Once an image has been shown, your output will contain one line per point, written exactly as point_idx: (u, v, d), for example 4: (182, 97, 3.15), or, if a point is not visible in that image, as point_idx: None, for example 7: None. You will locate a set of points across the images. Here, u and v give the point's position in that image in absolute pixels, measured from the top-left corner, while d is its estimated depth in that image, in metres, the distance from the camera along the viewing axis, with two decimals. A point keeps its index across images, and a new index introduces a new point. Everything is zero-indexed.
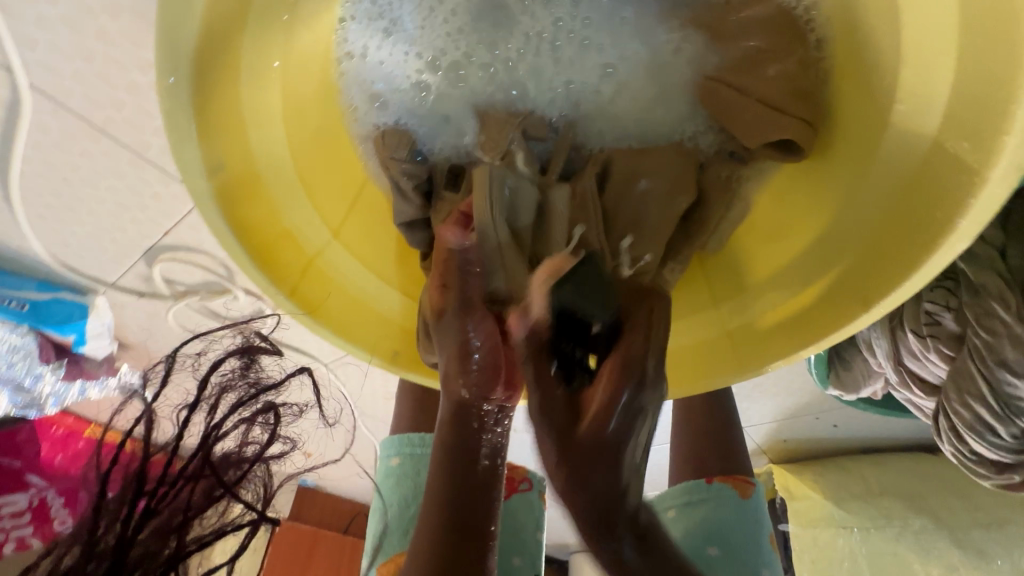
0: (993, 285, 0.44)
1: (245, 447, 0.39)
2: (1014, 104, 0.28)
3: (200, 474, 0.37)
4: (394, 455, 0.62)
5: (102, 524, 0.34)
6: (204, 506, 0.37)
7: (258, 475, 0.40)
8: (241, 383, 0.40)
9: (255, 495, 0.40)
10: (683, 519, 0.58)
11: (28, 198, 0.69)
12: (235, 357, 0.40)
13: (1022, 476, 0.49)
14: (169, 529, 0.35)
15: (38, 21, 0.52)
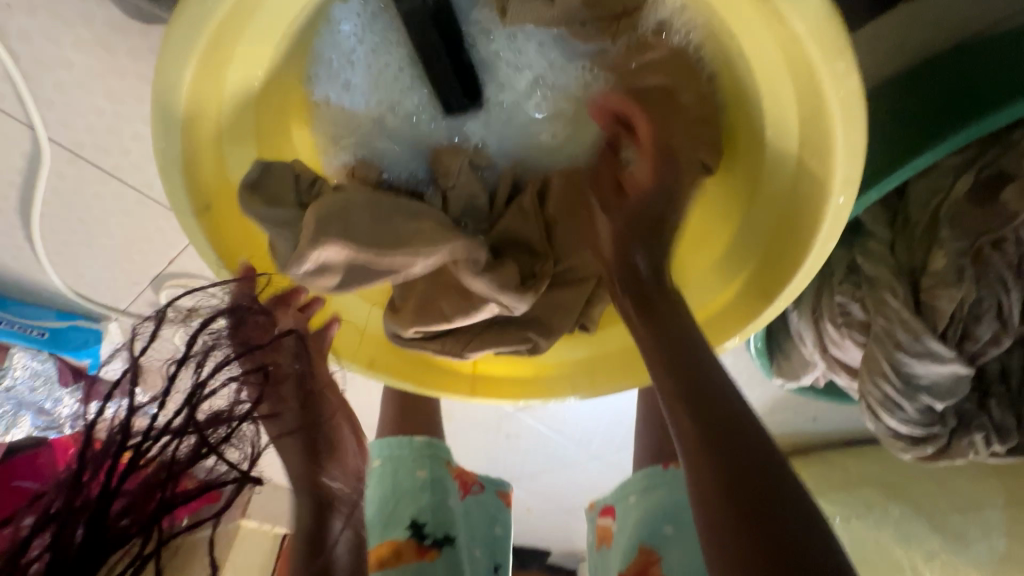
0: (884, 277, 0.49)
1: (235, 406, 0.39)
2: (832, 129, 0.34)
3: (189, 429, 0.36)
4: (378, 458, 0.63)
5: (84, 476, 0.33)
6: (190, 461, 0.35)
7: (244, 433, 0.40)
8: (229, 341, 0.41)
9: (241, 453, 0.40)
10: (641, 503, 0.64)
11: (48, 237, 0.77)
12: (225, 315, 0.41)
13: (933, 447, 0.54)
14: (155, 483, 0.34)
15: (56, 86, 0.59)
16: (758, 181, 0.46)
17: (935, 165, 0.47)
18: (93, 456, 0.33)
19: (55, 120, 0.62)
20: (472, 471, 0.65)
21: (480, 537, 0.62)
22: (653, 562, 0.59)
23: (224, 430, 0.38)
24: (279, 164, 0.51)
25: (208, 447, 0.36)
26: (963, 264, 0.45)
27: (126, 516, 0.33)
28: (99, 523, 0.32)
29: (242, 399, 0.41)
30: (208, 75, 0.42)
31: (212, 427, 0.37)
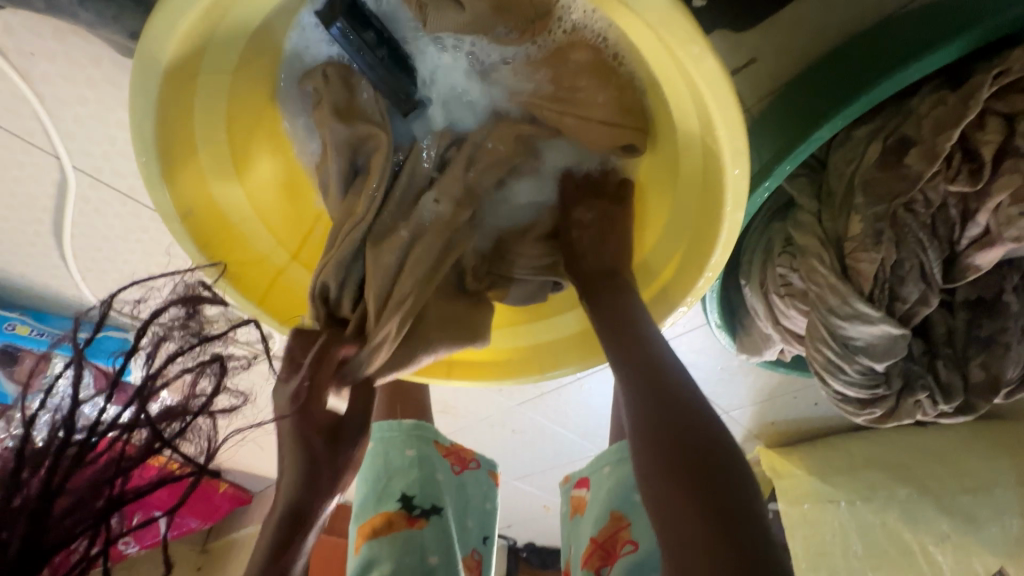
0: (813, 246, 0.52)
1: (187, 399, 0.46)
2: (710, 108, 0.38)
3: (142, 426, 0.42)
4: (370, 438, 0.66)
5: (25, 470, 0.40)
6: (141, 455, 0.42)
7: (200, 426, 0.47)
8: (181, 332, 0.48)
9: (197, 445, 0.48)
10: (614, 474, 0.68)
11: (80, 255, 0.88)
12: (179, 308, 0.47)
13: (881, 409, 0.56)
14: (104, 480, 0.41)
15: (75, 119, 0.68)
16: (681, 162, 0.50)
17: (851, 136, 0.50)
18: (31, 456, 0.40)
19: (77, 150, 0.72)
20: (458, 454, 0.69)
21: (472, 509, 0.66)
22: (623, 527, 0.64)
23: (176, 424, 0.44)
24: (256, 179, 0.57)
25: (161, 442, 0.43)
26: (879, 228, 0.47)
27: (71, 517, 0.39)
28: (40, 523, 0.38)
29: (196, 391, 0.47)
30: (175, 107, 0.47)
31: (163, 421, 0.44)
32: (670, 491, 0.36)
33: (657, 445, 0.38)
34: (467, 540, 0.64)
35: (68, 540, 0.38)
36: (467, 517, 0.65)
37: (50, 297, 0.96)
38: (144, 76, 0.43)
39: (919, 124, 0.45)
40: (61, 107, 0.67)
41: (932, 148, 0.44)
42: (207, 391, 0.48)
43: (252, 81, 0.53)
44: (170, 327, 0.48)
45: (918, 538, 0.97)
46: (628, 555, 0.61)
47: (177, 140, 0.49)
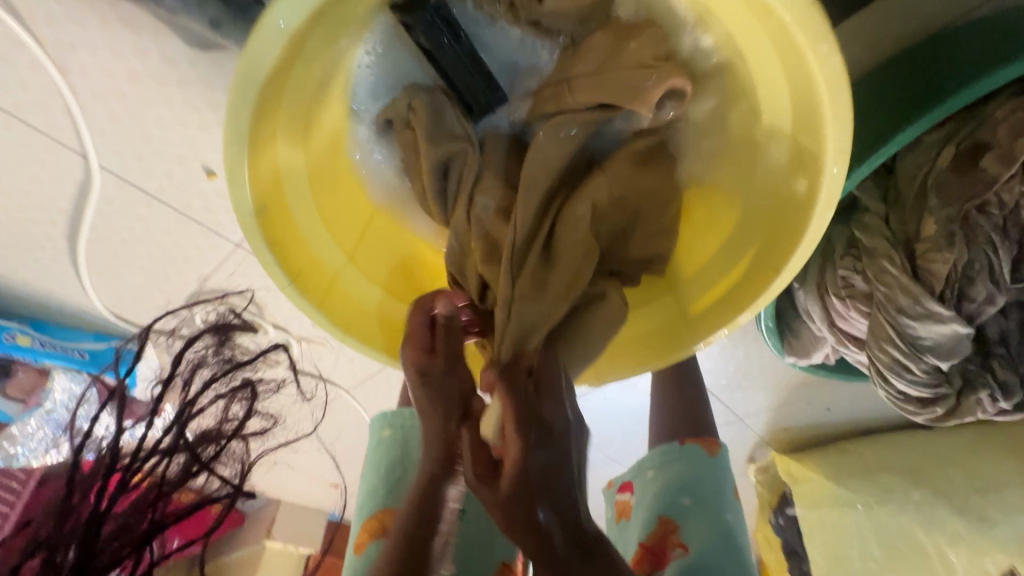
0: (882, 247, 0.54)
1: (223, 424, 0.54)
2: (821, 105, 0.40)
3: (179, 450, 0.50)
4: (385, 427, 0.66)
5: (75, 495, 0.47)
6: (181, 478, 0.49)
7: (235, 451, 0.56)
8: (215, 359, 0.57)
9: (233, 470, 0.57)
10: (660, 476, 0.68)
11: (91, 261, 0.83)
12: (213, 339, 0.56)
13: (942, 407, 0.58)
14: (147, 503, 0.48)
15: (110, 115, 0.65)
16: (757, 164, 0.50)
17: (920, 141, 0.52)
18: (85, 481, 0.47)
19: (108, 149, 0.68)
20: None
21: None
22: (672, 531, 0.64)
23: (211, 446, 0.52)
24: (322, 178, 0.55)
25: (196, 465, 0.50)
26: (952, 229, 0.49)
27: (115, 541, 0.46)
28: (90, 546, 0.44)
29: (229, 416, 0.55)
30: (269, 102, 0.45)
31: (201, 444, 0.51)
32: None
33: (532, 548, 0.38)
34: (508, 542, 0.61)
35: (115, 562, 0.45)
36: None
37: (53, 306, 0.90)
38: (248, 70, 0.42)
39: (995, 128, 0.47)
40: (97, 101, 0.63)
41: (1009, 152, 0.46)
42: (239, 415, 0.56)
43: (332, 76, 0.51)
44: (206, 355, 0.56)
45: (933, 538, 0.97)
46: (679, 558, 0.61)
47: (261, 129, 0.47)
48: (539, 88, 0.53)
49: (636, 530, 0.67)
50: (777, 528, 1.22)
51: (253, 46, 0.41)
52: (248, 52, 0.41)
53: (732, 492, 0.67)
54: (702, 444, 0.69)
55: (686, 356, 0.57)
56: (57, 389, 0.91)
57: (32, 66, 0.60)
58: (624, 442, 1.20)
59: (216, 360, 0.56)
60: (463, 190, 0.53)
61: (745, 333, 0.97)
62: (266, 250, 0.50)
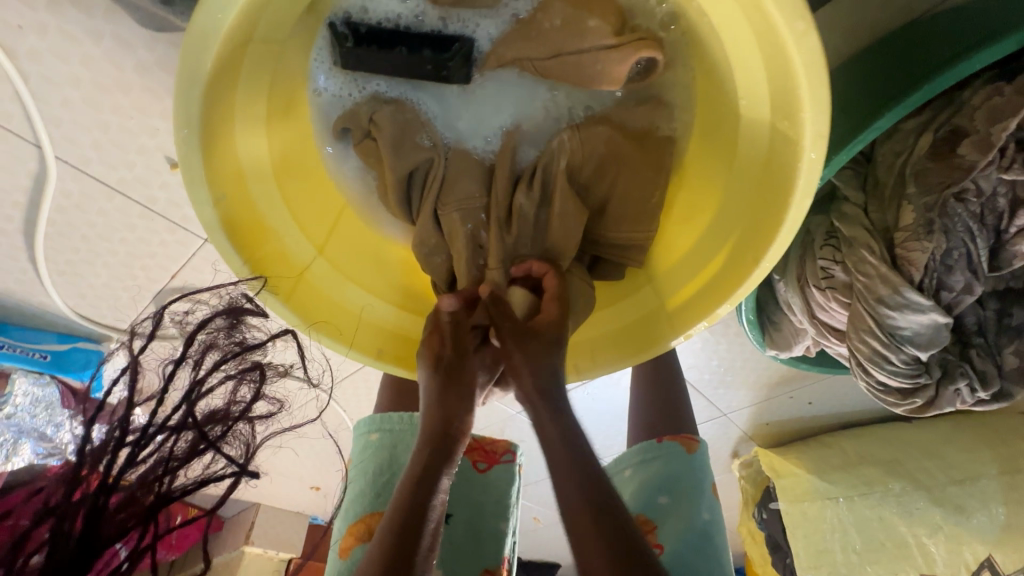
0: (861, 237, 0.53)
1: (232, 405, 0.47)
2: (796, 87, 0.39)
3: (187, 429, 0.43)
4: (372, 432, 0.62)
5: (83, 466, 0.41)
6: (187, 456, 0.43)
7: (242, 432, 0.48)
8: (226, 340, 0.47)
9: (239, 449, 0.49)
10: (639, 475, 0.66)
11: (51, 258, 0.79)
12: (221, 317, 0.47)
13: (922, 399, 0.57)
14: (153, 478, 0.42)
15: (63, 102, 0.62)
16: (736, 150, 0.49)
17: (899, 128, 0.52)
18: (90, 453, 0.41)
19: (63, 139, 0.65)
20: (485, 448, 0.62)
21: (497, 509, 0.59)
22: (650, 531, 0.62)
23: (220, 426, 0.46)
24: (287, 167, 0.53)
25: (204, 443, 0.44)
26: (930, 217, 0.49)
27: (122, 512, 0.41)
28: (96, 521, 0.39)
29: (238, 398, 0.48)
30: (223, 92, 0.43)
31: (209, 425, 0.45)
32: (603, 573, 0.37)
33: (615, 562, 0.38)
34: (494, 547, 0.57)
35: (121, 534, 0.40)
36: (493, 520, 0.58)
37: (12, 305, 0.86)
38: (193, 59, 0.39)
39: (972, 115, 0.46)
40: (49, 87, 0.60)
41: (985, 139, 0.45)
42: (249, 396, 0.49)
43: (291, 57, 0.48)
44: (213, 333, 0.47)
45: (912, 529, 0.96)
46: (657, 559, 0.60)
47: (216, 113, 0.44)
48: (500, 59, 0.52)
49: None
50: (760, 523, 1.21)
51: (201, 22, 0.38)
52: (196, 33, 0.38)
53: (711, 487, 0.66)
54: (679, 442, 0.67)
55: (663, 351, 0.56)
56: (17, 393, 0.87)
57: None
58: (607, 440, 1.19)
59: (228, 341, 0.47)
60: (429, 198, 0.54)
61: (726, 328, 0.96)
62: (228, 246, 0.47)
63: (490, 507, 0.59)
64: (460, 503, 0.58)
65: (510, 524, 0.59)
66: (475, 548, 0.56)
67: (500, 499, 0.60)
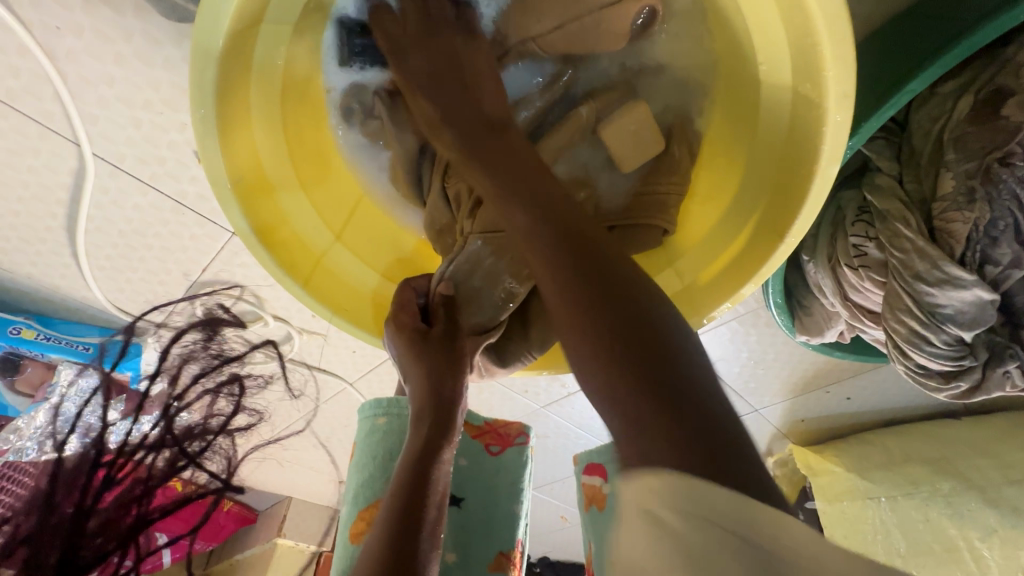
0: (895, 210, 0.50)
1: (209, 418, 0.55)
2: (817, 46, 0.37)
3: (166, 445, 0.50)
4: (380, 415, 0.62)
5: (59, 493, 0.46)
6: (168, 471, 0.50)
7: (221, 447, 0.56)
8: (203, 355, 0.57)
9: (219, 464, 0.56)
10: None
11: (92, 253, 0.84)
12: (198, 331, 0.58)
13: (968, 382, 0.54)
14: (131, 499, 0.47)
15: (99, 101, 0.65)
16: (759, 120, 0.47)
17: (935, 92, 0.49)
18: (64, 483, 0.46)
19: (99, 136, 0.68)
20: (498, 432, 0.62)
21: (512, 494, 0.58)
22: None
23: (197, 441, 0.53)
24: (304, 157, 0.54)
25: (183, 459, 0.51)
26: (971, 186, 0.46)
27: (99, 536, 0.44)
28: (75, 541, 0.43)
29: (216, 410, 0.56)
30: (234, 75, 0.44)
31: (188, 441, 0.52)
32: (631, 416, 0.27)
33: (658, 415, 0.27)
34: (509, 532, 0.56)
35: (101, 557, 0.44)
36: (508, 504, 0.57)
37: (58, 299, 0.91)
38: (206, 35, 0.40)
39: (1017, 73, 0.43)
40: (89, 85, 0.63)
41: None
42: (224, 411, 0.57)
43: (303, 42, 0.49)
44: (194, 350, 0.58)
45: (964, 532, 0.91)
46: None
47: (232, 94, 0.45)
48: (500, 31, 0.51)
49: (615, 532, 0.60)
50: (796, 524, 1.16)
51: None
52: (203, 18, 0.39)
53: None
54: None
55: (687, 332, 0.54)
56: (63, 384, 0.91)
57: (18, 52, 0.60)
58: None
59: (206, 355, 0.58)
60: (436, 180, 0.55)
61: (757, 319, 0.93)
62: (247, 229, 0.49)
63: (503, 490, 0.58)
64: (473, 486, 0.57)
65: (524, 507, 0.58)
66: (489, 531, 0.56)
67: (513, 482, 0.59)
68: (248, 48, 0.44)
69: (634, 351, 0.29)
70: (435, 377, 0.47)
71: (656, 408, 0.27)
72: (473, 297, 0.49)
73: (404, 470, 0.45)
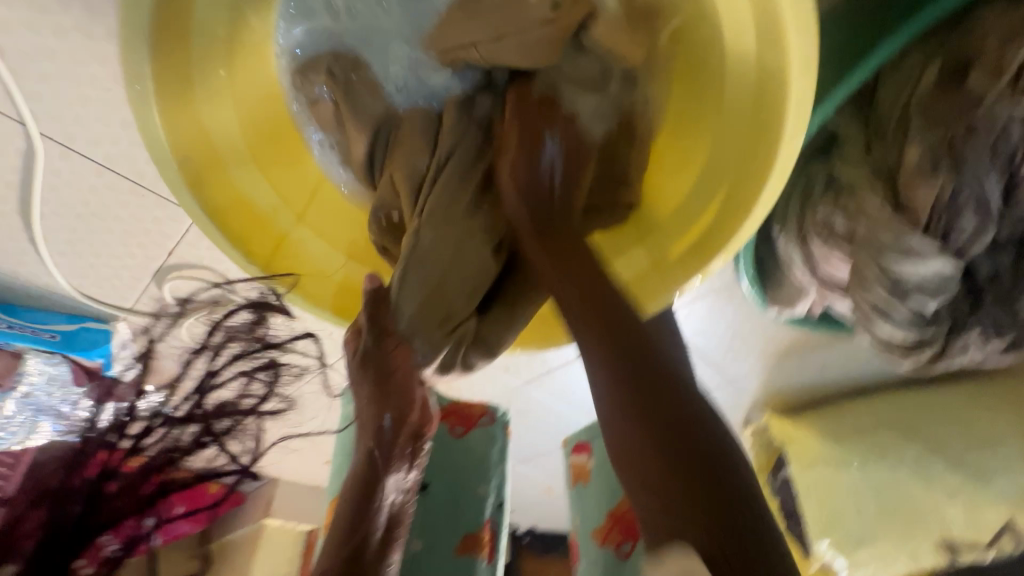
0: (863, 181, 0.50)
1: (243, 399, 0.44)
2: (780, 10, 0.37)
3: (195, 419, 0.43)
4: (351, 402, 0.62)
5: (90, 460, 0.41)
6: (189, 448, 0.43)
7: (250, 430, 0.46)
8: (245, 336, 0.46)
9: (245, 450, 0.47)
10: None
11: (50, 238, 0.80)
12: (246, 312, 0.47)
13: (929, 352, 0.55)
14: (154, 468, 0.42)
15: (42, 77, 0.61)
16: (725, 94, 0.46)
17: (903, 61, 0.48)
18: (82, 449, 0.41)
19: (45, 115, 0.65)
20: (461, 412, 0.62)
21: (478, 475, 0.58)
22: None
23: (227, 423, 0.44)
24: (258, 136, 0.53)
25: (208, 436, 0.43)
26: (937, 156, 0.45)
27: (118, 498, 0.42)
28: (91, 509, 0.41)
29: (250, 393, 0.45)
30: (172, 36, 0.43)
31: (218, 419, 0.43)
32: (648, 455, 0.33)
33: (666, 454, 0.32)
34: (475, 513, 0.56)
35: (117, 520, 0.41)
36: (475, 485, 0.58)
37: (16, 288, 0.87)
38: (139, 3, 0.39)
39: (983, 39, 0.43)
40: (30, 63, 0.60)
41: (998, 65, 0.42)
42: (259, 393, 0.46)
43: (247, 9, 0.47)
44: (236, 329, 0.47)
45: (932, 492, 0.94)
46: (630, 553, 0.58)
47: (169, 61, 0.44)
48: (463, 5, 0.50)
49: (598, 501, 0.63)
50: (774, 492, 1.18)
51: None
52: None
53: None
54: None
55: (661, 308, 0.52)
56: (34, 371, 0.88)
57: None
58: None
59: (249, 338, 0.47)
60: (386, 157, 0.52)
61: (732, 291, 0.93)
62: (200, 211, 0.48)
63: (470, 471, 0.58)
64: (438, 470, 0.58)
65: (492, 486, 0.58)
66: (456, 514, 0.56)
67: (481, 463, 0.59)
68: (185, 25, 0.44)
69: (647, 395, 0.35)
70: (388, 380, 0.47)
71: (666, 467, 0.32)
72: (415, 296, 0.46)
73: (347, 499, 0.46)
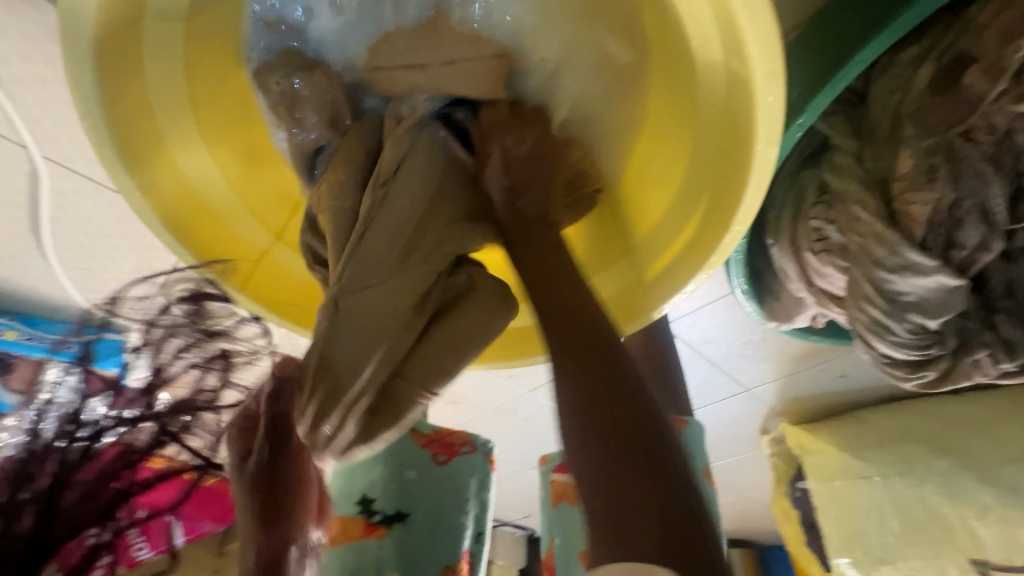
0: (853, 191, 0.47)
1: (197, 393, 0.46)
2: (738, 19, 0.34)
3: (145, 420, 0.43)
4: None
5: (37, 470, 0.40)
6: (148, 449, 0.43)
7: (202, 422, 0.47)
8: (189, 328, 0.47)
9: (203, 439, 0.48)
10: None
11: (63, 254, 0.84)
12: (183, 306, 0.47)
13: (935, 371, 0.51)
14: (111, 472, 0.41)
15: (39, 103, 0.63)
16: (697, 105, 0.44)
17: (895, 61, 0.45)
18: (50, 451, 0.41)
19: (45, 138, 0.67)
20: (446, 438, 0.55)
21: (455, 508, 0.51)
22: None
23: (183, 419, 0.45)
24: (231, 159, 0.52)
25: (166, 436, 0.44)
26: (933, 163, 0.42)
27: (81, 505, 0.40)
28: (47, 516, 0.39)
29: (204, 387, 0.47)
30: (123, 64, 0.43)
31: (172, 418, 0.44)
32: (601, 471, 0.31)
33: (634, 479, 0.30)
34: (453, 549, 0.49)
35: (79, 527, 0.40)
36: (456, 516, 0.51)
37: (36, 301, 0.91)
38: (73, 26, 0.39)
39: (979, 35, 0.39)
40: (24, 90, 0.62)
41: (996, 63, 0.39)
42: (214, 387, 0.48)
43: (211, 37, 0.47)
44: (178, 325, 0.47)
45: (959, 511, 0.85)
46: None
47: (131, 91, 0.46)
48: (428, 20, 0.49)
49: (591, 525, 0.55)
50: (795, 502, 1.13)
51: None
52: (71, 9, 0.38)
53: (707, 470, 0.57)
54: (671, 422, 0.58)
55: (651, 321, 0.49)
56: None
57: None
58: None
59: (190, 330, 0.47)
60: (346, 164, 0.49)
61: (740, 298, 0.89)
62: (170, 236, 0.48)
63: (450, 504, 0.51)
64: (421, 498, 0.51)
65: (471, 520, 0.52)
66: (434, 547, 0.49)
67: (460, 494, 0.52)
68: (136, 58, 0.44)
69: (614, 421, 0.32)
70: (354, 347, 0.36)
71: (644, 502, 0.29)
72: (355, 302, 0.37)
73: None
